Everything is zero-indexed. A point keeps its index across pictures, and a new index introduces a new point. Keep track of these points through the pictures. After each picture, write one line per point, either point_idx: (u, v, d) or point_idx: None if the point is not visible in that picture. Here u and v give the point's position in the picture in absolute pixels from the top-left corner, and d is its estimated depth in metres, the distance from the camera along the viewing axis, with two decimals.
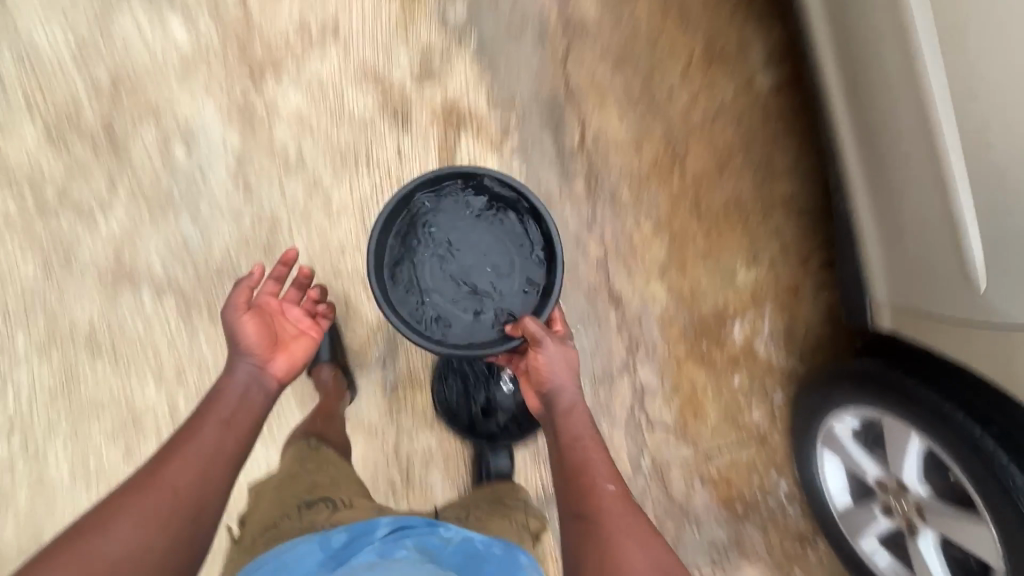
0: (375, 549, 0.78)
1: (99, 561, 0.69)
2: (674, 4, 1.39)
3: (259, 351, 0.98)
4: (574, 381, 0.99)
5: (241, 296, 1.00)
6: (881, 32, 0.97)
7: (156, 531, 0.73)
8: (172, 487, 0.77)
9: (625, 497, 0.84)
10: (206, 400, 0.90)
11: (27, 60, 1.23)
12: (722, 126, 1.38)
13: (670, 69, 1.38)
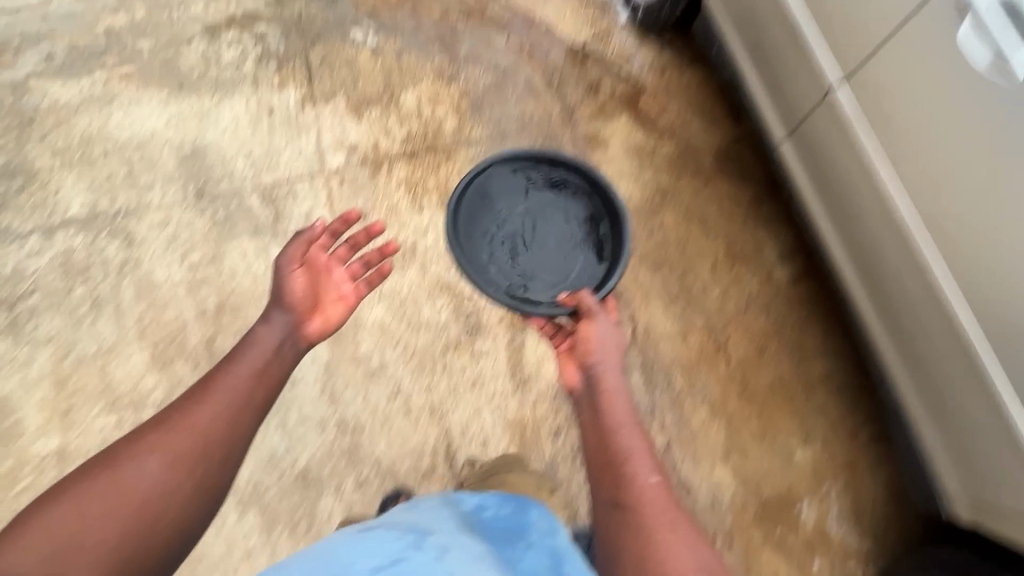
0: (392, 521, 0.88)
1: (135, 493, 0.83)
2: (694, 217, 1.67)
3: (300, 309, 1.13)
4: (616, 364, 1.17)
5: (298, 253, 1.16)
6: (899, 269, 1.23)
7: (184, 471, 0.88)
8: (197, 432, 0.91)
9: (664, 487, 0.98)
10: (240, 350, 1.06)
11: (144, 291, 1.39)
12: (754, 315, 1.57)
13: (701, 267, 1.60)
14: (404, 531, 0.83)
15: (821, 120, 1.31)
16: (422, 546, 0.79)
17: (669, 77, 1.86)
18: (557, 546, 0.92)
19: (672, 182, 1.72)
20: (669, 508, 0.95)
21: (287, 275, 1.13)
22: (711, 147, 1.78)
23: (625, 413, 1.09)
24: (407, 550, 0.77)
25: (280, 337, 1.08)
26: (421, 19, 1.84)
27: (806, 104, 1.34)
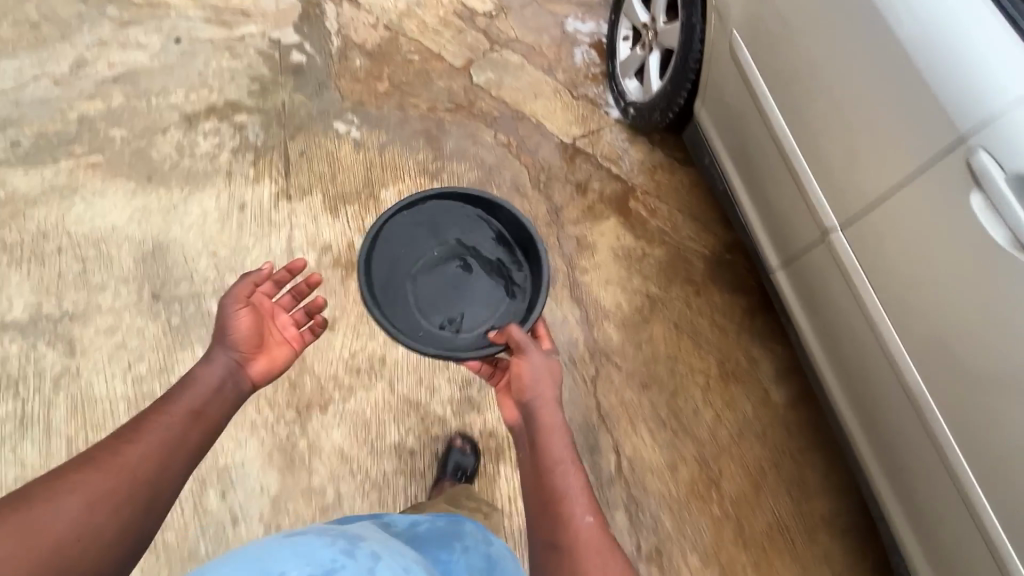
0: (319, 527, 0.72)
1: (45, 534, 0.68)
2: (686, 329, 1.57)
3: (244, 349, 0.99)
4: (554, 397, 0.98)
5: (244, 289, 1.02)
6: (897, 416, 1.15)
7: (107, 513, 0.74)
8: (127, 470, 0.77)
9: (602, 535, 0.81)
10: (178, 385, 0.92)
11: (80, 410, 1.27)
12: (750, 443, 1.44)
13: (692, 387, 1.49)
14: (334, 535, 0.68)
15: (818, 254, 1.23)
16: (354, 552, 0.65)
17: (659, 178, 1.82)
18: (492, 552, 0.90)
19: (662, 290, 1.63)
20: (609, 559, 0.79)
21: (230, 313, 0.99)
22: (702, 254, 1.70)
23: (563, 452, 0.90)
24: (340, 556, 0.63)
25: (223, 376, 0.95)
26: (408, 113, 1.80)
27: (801, 234, 1.27)
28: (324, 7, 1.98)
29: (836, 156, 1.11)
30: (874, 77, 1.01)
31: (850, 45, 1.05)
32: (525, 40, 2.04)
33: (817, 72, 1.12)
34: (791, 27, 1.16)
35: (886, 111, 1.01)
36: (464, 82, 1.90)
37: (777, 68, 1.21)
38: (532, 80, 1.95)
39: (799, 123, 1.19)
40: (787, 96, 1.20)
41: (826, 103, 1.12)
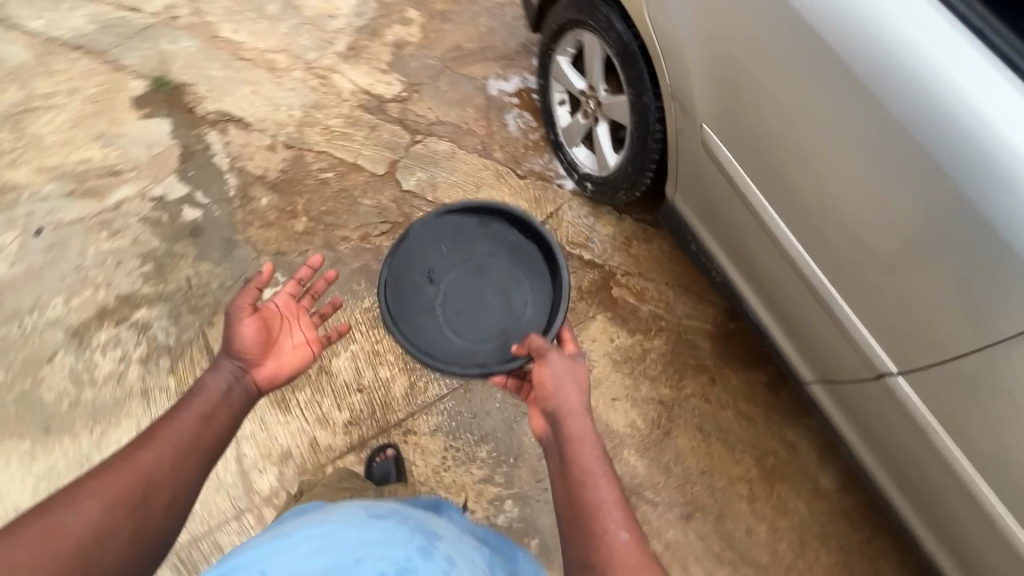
0: (401, 512, 0.80)
1: (67, 536, 0.69)
2: (712, 431, 1.40)
3: (252, 355, 0.98)
4: (582, 406, 0.88)
5: (247, 297, 1.01)
6: (993, 558, 0.99)
7: (124, 511, 0.74)
8: (141, 474, 0.77)
9: (639, 558, 0.70)
10: (187, 394, 0.91)
11: None
12: (815, 552, 1.29)
13: (737, 503, 1.32)
14: (416, 529, 0.74)
15: (853, 368, 1.07)
16: (432, 552, 0.70)
17: (637, 250, 1.61)
18: None
19: (675, 389, 1.44)
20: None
21: (235, 320, 0.97)
22: (706, 330, 1.52)
23: (587, 465, 0.80)
24: (418, 557, 0.68)
25: (229, 382, 0.93)
26: (338, 250, 1.54)
27: (825, 340, 1.10)
28: (209, 140, 1.68)
29: (870, 278, 0.94)
30: (900, 184, 0.83)
31: (876, 161, 0.85)
32: (448, 121, 1.79)
33: (830, 185, 0.92)
34: (791, 129, 0.95)
35: (934, 244, 0.83)
36: (393, 191, 1.65)
37: (776, 170, 1.01)
38: (468, 168, 1.71)
39: (814, 231, 1.00)
40: (793, 203, 1.01)
41: (848, 218, 0.92)
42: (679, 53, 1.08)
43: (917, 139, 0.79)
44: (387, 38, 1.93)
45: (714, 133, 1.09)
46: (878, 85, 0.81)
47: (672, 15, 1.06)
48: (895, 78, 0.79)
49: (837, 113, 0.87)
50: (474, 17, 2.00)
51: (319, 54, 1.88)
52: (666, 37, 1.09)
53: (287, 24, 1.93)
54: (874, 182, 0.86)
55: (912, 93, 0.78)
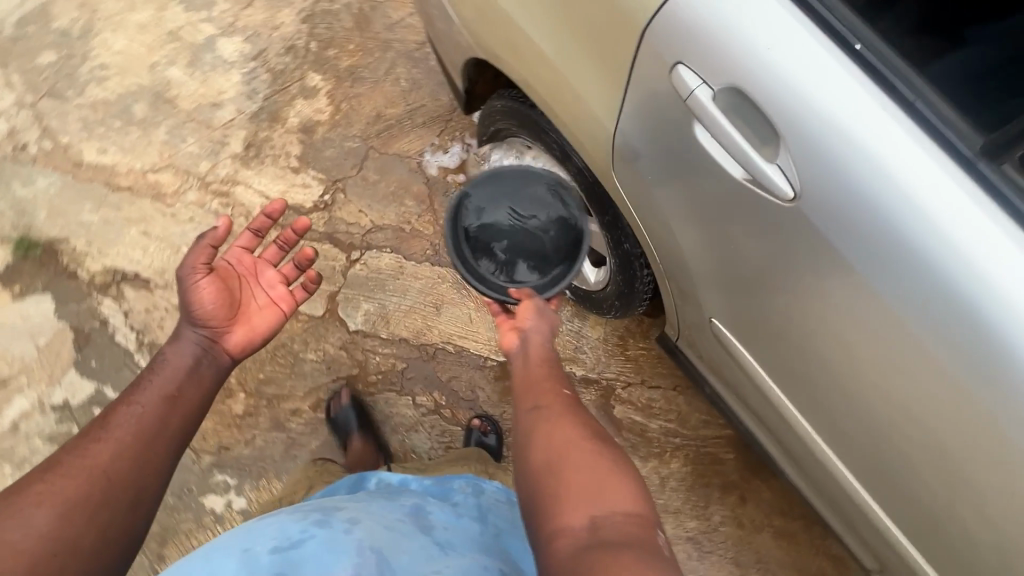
0: (307, 503, 0.86)
1: (10, 553, 0.59)
2: (749, 560, 1.26)
3: (216, 320, 0.86)
4: (550, 339, 0.82)
5: (200, 257, 0.87)
6: None
7: (84, 521, 0.64)
8: (99, 471, 0.67)
9: (577, 405, 0.71)
10: (145, 377, 0.81)
11: None
12: None
13: None
14: (314, 510, 0.81)
15: (891, 555, 0.89)
16: (329, 522, 0.77)
17: (635, 353, 1.37)
18: (480, 503, 0.95)
19: (703, 519, 1.28)
20: (581, 414, 0.69)
21: (188, 284, 0.85)
22: (729, 438, 1.32)
23: (542, 356, 0.78)
24: (314, 527, 0.76)
25: (195, 355, 0.83)
26: (290, 429, 1.33)
27: (857, 522, 0.92)
28: (103, 310, 1.39)
29: (918, 501, 0.74)
30: (900, 368, 0.64)
31: (924, 392, 0.63)
32: (386, 223, 1.48)
33: (860, 398, 0.71)
34: (803, 326, 0.72)
35: (983, 471, 0.63)
36: (339, 335, 1.38)
37: (790, 359, 0.78)
38: (422, 285, 1.42)
39: (839, 433, 0.78)
40: (801, 384, 0.79)
41: (886, 437, 0.71)
42: (657, 224, 0.82)
43: (967, 362, 0.58)
44: (292, 123, 1.58)
45: (710, 301, 0.85)
46: (927, 310, 0.58)
47: (646, 186, 0.78)
48: (953, 308, 0.56)
49: (839, 298, 0.65)
50: (391, 72, 1.64)
51: (212, 161, 1.53)
52: (640, 204, 0.82)
53: (165, 128, 1.56)
54: (922, 413, 0.65)
55: (976, 333, 0.56)
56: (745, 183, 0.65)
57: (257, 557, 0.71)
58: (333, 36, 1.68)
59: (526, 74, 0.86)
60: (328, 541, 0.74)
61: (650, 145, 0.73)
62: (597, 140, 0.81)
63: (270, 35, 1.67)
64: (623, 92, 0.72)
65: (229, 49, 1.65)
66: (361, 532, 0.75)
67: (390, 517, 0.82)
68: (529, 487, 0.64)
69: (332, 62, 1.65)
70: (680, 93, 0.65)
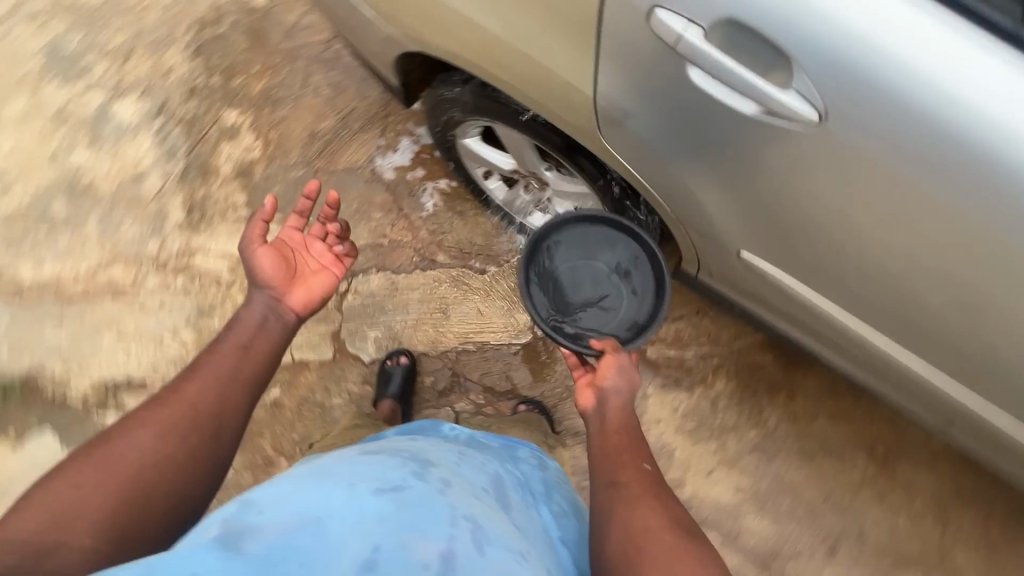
0: (392, 445, 0.74)
1: (123, 464, 0.60)
2: (813, 448, 1.29)
3: (276, 282, 0.84)
4: (631, 402, 0.80)
5: (255, 230, 0.86)
6: None
7: (177, 442, 0.64)
8: (190, 404, 0.67)
9: (659, 486, 0.69)
10: (222, 331, 0.79)
11: None
12: (959, 512, 1.25)
13: (871, 510, 1.26)
14: (407, 457, 0.69)
15: (938, 404, 0.92)
16: (425, 476, 0.65)
17: None
18: (548, 478, 0.86)
19: (761, 426, 1.31)
20: (666, 499, 0.67)
21: (247, 250, 0.84)
22: (761, 342, 1.34)
23: (621, 419, 0.76)
24: (412, 478, 0.63)
25: (263, 313, 0.80)
26: None
27: (901, 381, 0.94)
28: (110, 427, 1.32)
29: (953, 343, 0.76)
30: (891, 220, 0.64)
31: (933, 243, 0.63)
32: (362, 243, 1.40)
33: (886, 265, 0.70)
34: (803, 215, 0.71)
35: (994, 290, 0.65)
36: (357, 370, 1.34)
37: (792, 247, 0.78)
38: (421, 294, 1.37)
39: (870, 303, 0.79)
40: (807, 266, 0.80)
41: (919, 295, 0.71)
42: (653, 168, 0.78)
43: (956, 194, 0.58)
44: (225, 170, 1.45)
45: (721, 224, 0.82)
46: (937, 169, 0.57)
47: (637, 138, 0.75)
48: (964, 160, 0.55)
49: (821, 174, 0.64)
50: (308, 82, 1.51)
51: (158, 238, 1.41)
52: (633, 155, 0.79)
53: (94, 219, 1.43)
54: (949, 265, 0.65)
55: (992, 175, 0.55)
56: (759, 116, 0.62)
57: (361, 497, 0.58)
58: (232, 64, 1.53)
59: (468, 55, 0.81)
60: (426, 502, 0.60)
61: (635, 98, 0.69)
62: (567, 102, 0.77)
63: (165, 83, 1.52)
64: (593, 49, 0.68)
65: (127, 112, 1.50)
66: (457, 499, 0.62)
67: (477, 486, 0.70)
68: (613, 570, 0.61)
69: (241, 91, 1.51)
70: (664, 39, 0.61)
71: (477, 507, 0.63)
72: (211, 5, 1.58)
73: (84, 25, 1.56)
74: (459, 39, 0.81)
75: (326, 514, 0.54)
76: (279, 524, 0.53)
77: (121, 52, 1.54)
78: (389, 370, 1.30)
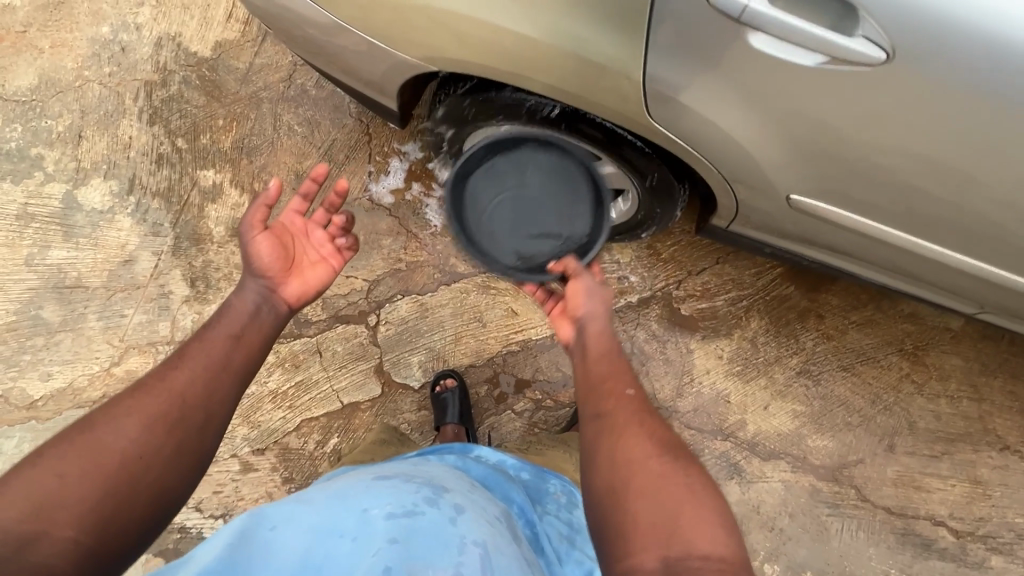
0: (409, 470, 0.77)
1: (110, 454, 0.60)
2: (851, 359, 1.37)
3: (274, 272, 0.82)
4: (606, 326, 0.82)
5: (256, 215, 0.84)
6: None
7: (165, 433, 0.64)
8: (177, 392, 0.66)
9: (646, 409, 0.70)
10: (212, 320, 0.78)
11: None
12: (988, 382, 1.36)
13: (915, 402, 1.35)
14: (422, 482, 0.72)
15: (959, 283, 1.04)
16: (438, 502, 0.68)
17: (669, 253, 1.41)
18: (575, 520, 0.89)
19: (800, 351, 1.38)
20: (651, 423, 0.68)
21: (248, 238, 0.82)
22: (781, 274, 1.41)
23: (603, 345, 0.79)
24: (425, 503, 0.67)
25: (256, 302, 0.79)
26: None
27: (921, 272, 1.05)
28: (174, 520, 1.27)
29: (968, 218, 0.86)
30: (888, 114, 0.75)
31: (929, 125, 0.74)
32: (380, 273, 1.38)
33: (912, 166, 0.80)
34: (815, 133, 0.81)
35: (985, 155, 0.76)
36: (410, 398, 1.34)
37: (813, 168, 0.86)
38: (452, 308, 1.37)
39: (891, 206, 0.89)
40: (829, 184, 0.88)
41: (939, 187, 0.82)
42: (682, 124, 0.86)
43: (941, 75, 0.69)
44: (219, 233, 1.40)
45: (750, 164, 0.89)
46: (922, 56, 0.68)
47: (693, 111, 0.83)
48: (944, 43, 0.66)
49: (823, 88, 0.74)
50: (280, 124, 1.46)
51: (168, 318, 1.36)
52: (663, 115, 0.86)
53: (93, 315, 1.35)
54: (951, 147, 0.76)
55: (968, 51, 0.66)
56: (822, 66, 0.72)
57: (370, 522, 0.63)
58: (193, 122, 1.46)
59: (494, 59, 0.87)
60: (437, 530, 0.64)
61: (662, 59, 0.78)
62: (599, 87, 0.85)
63: (128, 158, 1.44)
64: (624, 23, 0.77)
65: (96, 197, 1.42)
66: (469, 526, 0.65)
67: (490, 513, 0.72)
68: (605, 509, 0.63)
69: (212, 148, 1.45)
70: (730, 13, 0.69)
71: (490, 531, 0.67)
72: (154, 66, 1.50)
73: (22, 116, 1.46)
74: (482, 46, 0.86)
75: (346, 534, 0.62)
76: (294, 548, 0.60)
77: (71, 136, 1.45)
78: (443, 396, 1.29)
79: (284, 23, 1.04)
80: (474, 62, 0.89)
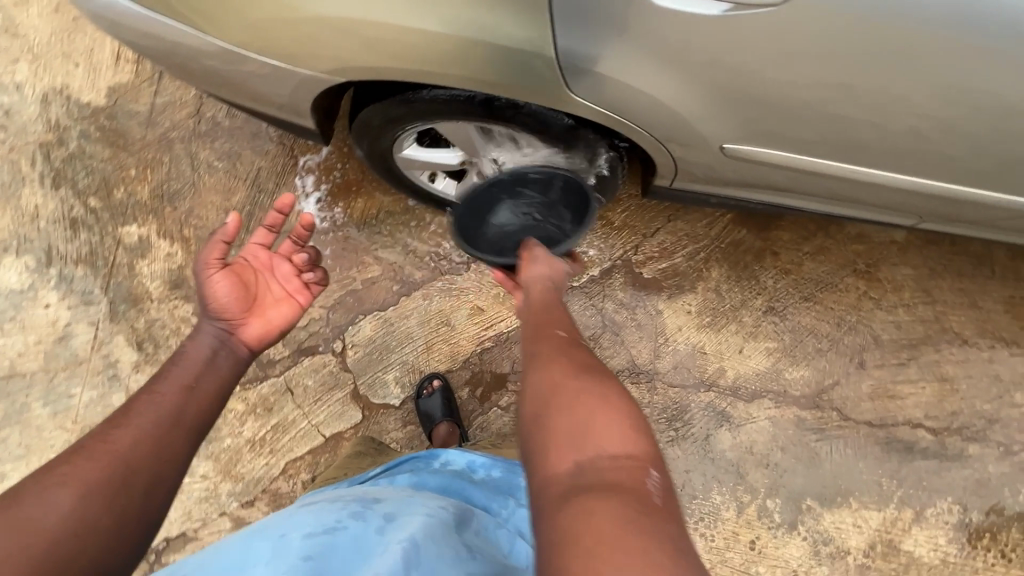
0: (344, 492, 0.75)
1: (37, 533, 0.54)
2: (811, 288, 1.41)
3: (231, 313, 0.80)
4: (549, 292, 0.86)
5: (212, 253, 0.81)
6: None
7: (103, 504, 0.59)
8: (120, 455, 0.63)
9: (574, 345, 0.73)
10: (165, 367, 0.76)
11: None
12: (936, 285, 1.42)
13: (876, 315, 1.41)
14: (350, 499, 0.71)
15: (901, 200, 1.07)
16: (365, 515, 0.67)
17: (620, 220, 1.41)
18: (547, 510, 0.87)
19: (763, 291, 1.41)
20: (576, 354, 0.71)
21: (204, 280, 0.79)
22: (731, 220, 1.43)
23: (541, 299, 0.83)
24: (350, 518, 0.66)
25: (213, 347, 0.78)
26: None
27: (857, 194, 1.07)
28: None
29: (887, 133, 0.87)
30: (785, 47, 0.75)
31: (828, 51, 0.75)
32: (336, 297, 1.33)
33: (838, 97, 0.81)
34: (725, 77, 0.80)
35: (887, 69, 0.76)
36: (393, 417, 1.31)
37: (735, 111, 0.86)
38: (417, 318, 1.34)
39: (815, 135, 0.89)
40: (753, 125, 0.89)
41: (854, 108, 0.83)
42: (601, 95, 0.84)
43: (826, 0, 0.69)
44: (156, 288, 1.32)
45: (672, 121, 0.89)
46: None
47: (616, 81, 0.82)
48: None
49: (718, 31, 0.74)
50: (197, 162, 1.38)
51: (121, 388, 1.27)
52: (581, 90, 0.84)
53: (38, 403, 1.27)
54: (852, 68, 0.77)
55: None
56: (729, 13, 0.72)
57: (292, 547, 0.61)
58: (102, 178, 1.37)
59: (399, 58, 0.83)
60: (358, 542, 0.63)
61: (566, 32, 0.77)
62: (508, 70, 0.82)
63: (39, 229, 1.34)
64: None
65: (13, 277, 1.31)
66: (395, 534, 0.64)
67: (430, 510, 0.70)
68: (531, 429, 0.64)
69: (130, 202, 1.36)
70: None
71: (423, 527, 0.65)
72: (46, 125, 1.39)
73: None
74: (382, 46, 0.82)
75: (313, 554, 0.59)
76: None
77: None
78: (428, 398, 1.28)
79: (170, 56, 0.97)
80: (382, 66, 0.85)
